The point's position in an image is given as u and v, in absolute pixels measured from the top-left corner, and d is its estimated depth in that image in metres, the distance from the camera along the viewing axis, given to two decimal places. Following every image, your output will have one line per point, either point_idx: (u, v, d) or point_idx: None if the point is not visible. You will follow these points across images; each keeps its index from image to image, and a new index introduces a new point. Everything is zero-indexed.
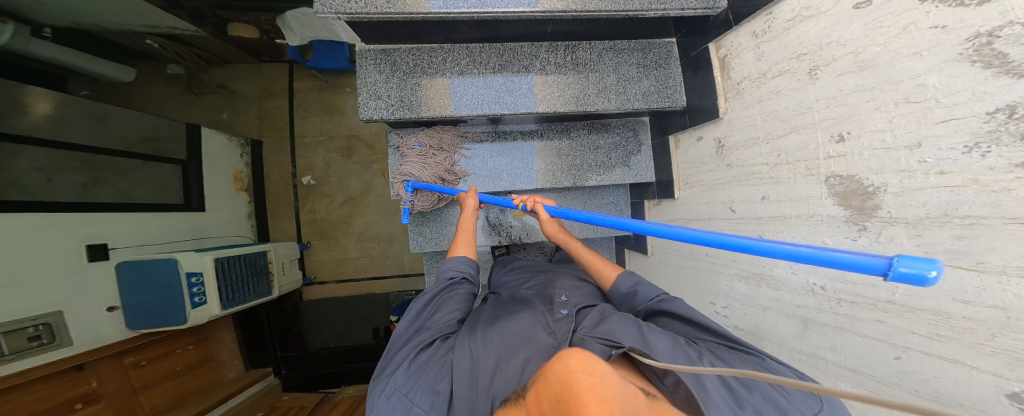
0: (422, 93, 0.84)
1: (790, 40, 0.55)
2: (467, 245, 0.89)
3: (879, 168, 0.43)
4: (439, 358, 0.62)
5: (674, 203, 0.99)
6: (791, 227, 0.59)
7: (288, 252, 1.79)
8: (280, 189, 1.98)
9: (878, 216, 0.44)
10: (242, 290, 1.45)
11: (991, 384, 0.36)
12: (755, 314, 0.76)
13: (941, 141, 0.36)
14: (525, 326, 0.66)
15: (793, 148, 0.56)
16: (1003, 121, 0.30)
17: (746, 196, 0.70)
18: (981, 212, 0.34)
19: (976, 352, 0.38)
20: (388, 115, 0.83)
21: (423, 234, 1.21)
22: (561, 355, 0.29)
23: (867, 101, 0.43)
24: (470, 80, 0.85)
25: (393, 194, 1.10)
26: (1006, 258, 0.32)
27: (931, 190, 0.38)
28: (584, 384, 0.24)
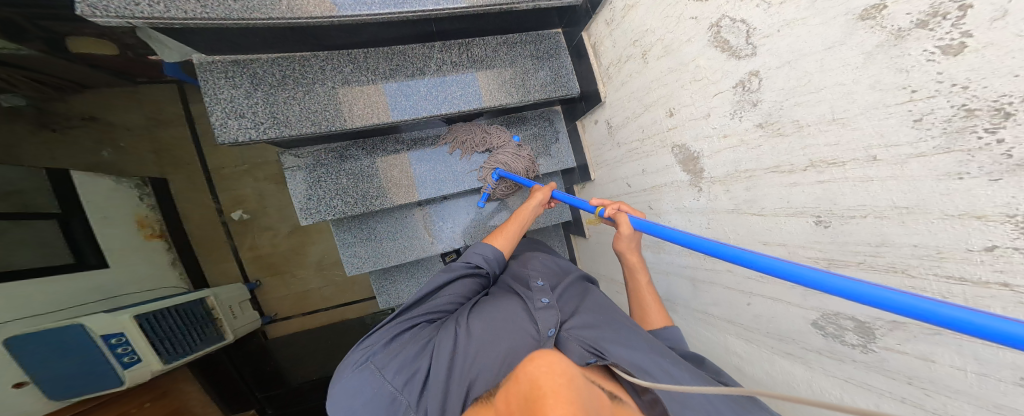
0: (299, 107, 0.79)
1: (627, 27, 0.63)
2: (507, 240, 0.85)
3: (696, 136, 0.51)
4: (421, 338, 0.63)
5: (594, 185, 1.07)
6: (664, 194, 0.66)
7: (234, 294, 1.61)
8: (207, 230, 1.75)
9: (704, 177, 0.53)
10: (183, 341, 1.29)
11: (803, 316, 0.45)
12: (663, 279, 0.84)
13: (719, 112, 0.45)
14: (511, 315, 0.64)
15: (649, 124, 0.64)
16: (741, 93, 0.41)
17: (634, 171, 0.77)
18: (752, 167, 0.43)
19: (790, 289, 0.47)
20: (257, 137, 0.77)
21: (357, 255, 1.15)
22: (531, 361, 0.38)
23: (676, 82, 0.52)
24: (357, 88, 0.82)
25: (302, 222, 1.00)
26: (776, 203, 0.41)
27: (723, 151, 0.46)
28: (550, 385, 0.34)
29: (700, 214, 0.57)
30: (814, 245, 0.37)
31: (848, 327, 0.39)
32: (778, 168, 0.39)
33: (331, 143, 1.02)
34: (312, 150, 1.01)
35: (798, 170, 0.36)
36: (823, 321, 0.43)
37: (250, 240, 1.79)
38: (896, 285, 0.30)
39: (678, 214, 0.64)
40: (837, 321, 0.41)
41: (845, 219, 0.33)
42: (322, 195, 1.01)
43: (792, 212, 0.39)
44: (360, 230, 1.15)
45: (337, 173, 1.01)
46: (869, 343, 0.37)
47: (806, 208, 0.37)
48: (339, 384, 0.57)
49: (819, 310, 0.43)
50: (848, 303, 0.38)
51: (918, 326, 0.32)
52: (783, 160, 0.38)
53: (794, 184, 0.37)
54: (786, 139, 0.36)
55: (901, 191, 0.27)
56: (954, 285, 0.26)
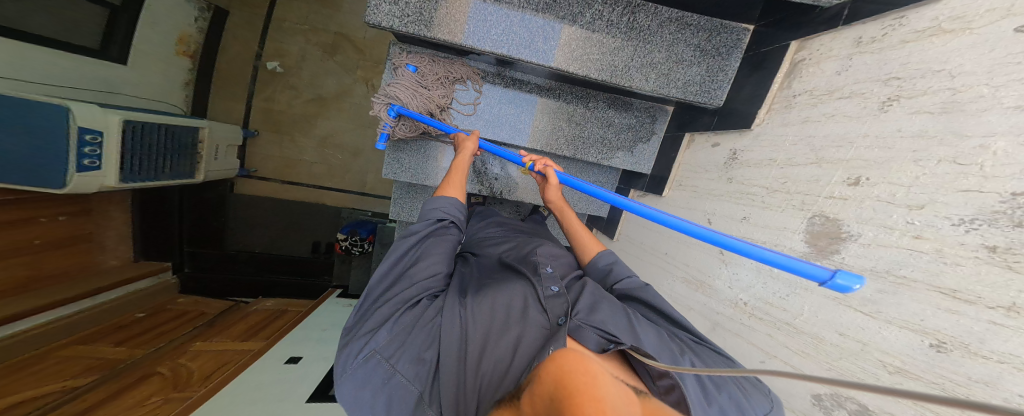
0: (447, 10, 0.76)
1: (898, 56, 0.50)
2: (460, 189, 0.82)
3: (864, 219, 0.48)
4: (426, 321, 0.61)
5: (659, 200, 1.03)
6: (752, 248, 0.66)
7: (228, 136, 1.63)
8: (235, 69, 1.73)
9: (831, 258, 0.52)
10: (155, 164, 1.29)
11: (811, 389, 0.53)
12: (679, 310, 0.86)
13: (944, 209, 0.39)
14: (516, 301, 0.64)
15: (802, 179, 0.59)
16: (1014, 205, 0.33)
17: (728, 212, 0.74)
18: (917, 276, 0.41)
19: (815, 365, 0.52)
20: (399, 26, 0.76)
21: (399, 161, 1.15)
22: (553, 363, 0.34)
23: (913, 152, 0.44)
24: (509, 10, 0.77)
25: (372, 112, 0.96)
26: (901, 313, 0.42)
27: (892, 248, 0.44)
28: (579, 386, 0.28)
29: (790, 282, 0.58)
30: (896, 354, 0.42)
31: (846, 408, 0.47)
32: (953, 293, 0.37)
33: (440, 51, 0.98)
34: (420, 50, 0.96)
35: (974, 303, 0.36)
36: (827, 399, 0.50)
37: (274, 91, 1.76)
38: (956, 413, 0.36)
39: (751, 266, 0.67)
40: (840, 400, 0.48)
41: (965, 354, 0.36)
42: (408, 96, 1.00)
43: (910, 326, 0.41)
44: (415, 140, 1.13)
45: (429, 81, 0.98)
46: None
47: (937, 331, 0.39)
48: (346, 377, 0.57)
49: (834, 392, 0.49)
50: (874, 398, 0.44)
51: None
52: (966, 288, 0.36)
53: (951, 311, 0.38)
54: (1012, 275, 0.33)
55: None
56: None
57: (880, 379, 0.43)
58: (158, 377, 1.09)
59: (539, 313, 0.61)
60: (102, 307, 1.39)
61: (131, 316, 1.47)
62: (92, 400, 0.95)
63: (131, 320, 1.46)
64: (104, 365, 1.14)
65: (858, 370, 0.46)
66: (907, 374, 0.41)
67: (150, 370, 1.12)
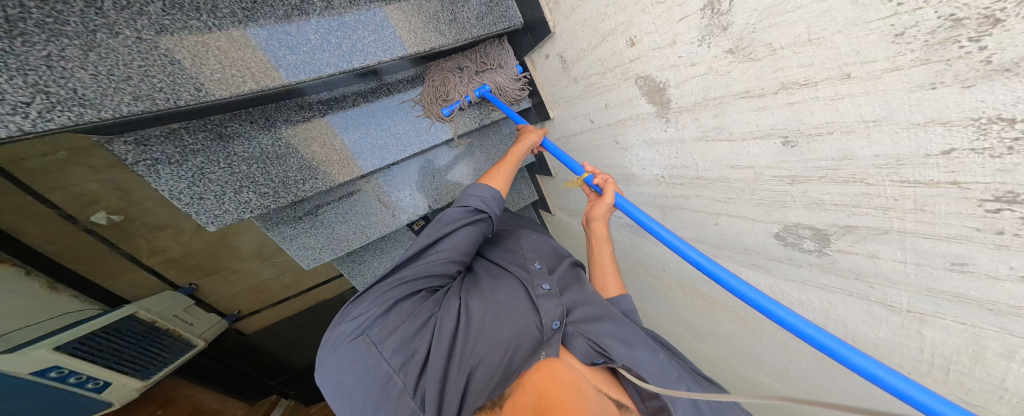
0: (90, 72, 0.56)
1: None
2: (504, 180, 0.82)
3: (661, 66, 0.49)
4: (420, 309, 0.62)
5: (554, 123, 1.02)
6: (629, 128, 0.64)
7: (167, 304, 1.34)
8: (70, 242, 1.18)
9: (672, 108, 0.50)
10: (129, 356, 1.22)
11: (765, 230, 0.46)
12: None
13: (686, 39, 0.42)
14: (514, 299, 0.66)
15: (608, 56, 0.59)
16: (710, 16, 0.37)
17: (596, 106, 0.72)
18: (720, 94, 0.41)
19: (751, 206, 0.47)
20: (38, 124, 0.55)
21: (307, 246, 1.06)
22: (536, 372, 0.47)
23: (636, 5, 0.48)
24: (187, 37, 0.61)
25: (209, 227, 0.85)
26: (740, 127, 0.41)
27: (691, 80, 0.44)
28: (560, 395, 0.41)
29: (669, 143, 0.56)
30: (782, 164, 0.38)
31: (805, 236, 0.40)
32: (749, 94, 0.37)
33: (204, 120, 0.77)
34: (161, 134, 0.73)
35: (763, 95, 0.36)
36: (785, 233, 0.43)
37: (149, 244, 1.32)
38: (855, 193, 0.32)
39: (644, 146, 0.63)
40: (796, 231, 0.41)
41: (812, 138, 0.33)
42: (220, 189, 0.83)
43: (757, 134, 0.40)
44: (300, 219, 1.03)
45: (227, 160, 0.81)
46: (824, 247, 0.38)
47: (772, 130, 0.37)
48: (333, 353, 0.56)
49: (781, 223, 0.43)
50: (807, 214, 0.39)
51: (867, 227, 0.33)
52: (753, 86, 0.36)
53: (762, 108, 0.37)
54: (759, 64, 0.34)
55: (871, 107, 0.27)
56: (908, 188, 0.28)
57: (796, 195, 0.38)
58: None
59: (536, 312, 0.65)
60: None
61: None
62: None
63: None
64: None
65: (773, 194, 0.41)
66: (803, 180, 0.37)
67: None
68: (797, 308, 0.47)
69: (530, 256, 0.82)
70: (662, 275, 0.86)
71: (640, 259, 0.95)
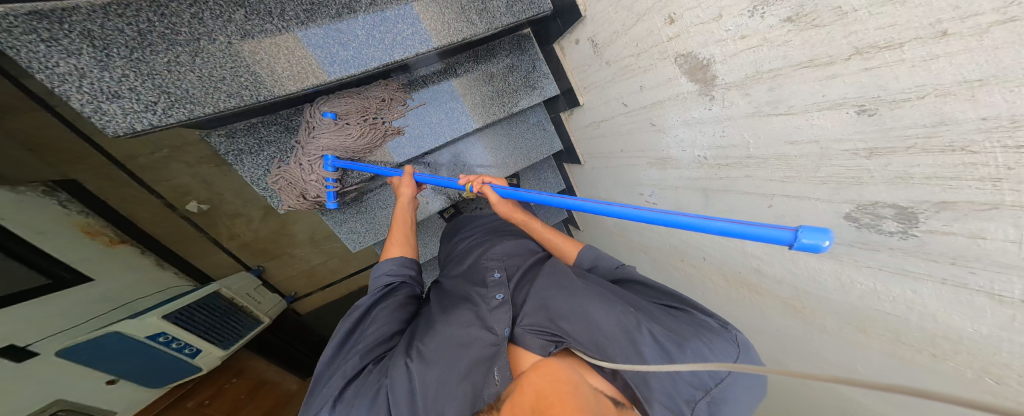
0: (197, 74, 0.66)
1: None
2: (404, 244, 0.94)
3: (704, 42, 0.46)
4: (369, 384, 0.66)
5: (584, 110, 0.99)
6: (667, 110, 0.60)
7: (245, 284, 1.56)
8: (170, 226, 1.44)
9: (717, 85, 0.47)
10: (226, 328, 1.42)
11: (834, 211, 0.41)
12: (671, 195, 0.76)
13: (734, 11, 0.40)
14: (460, 325, 0.71)
15: (643, 36, 0.57)
16: None
17: (628, 89, 0.69)
18: (778, 66, 0.38)
19: (817, 185, 0.41)
20: (163, 120, 0.67)
21: (354, 230, 1.14)
22: (534, 374, 0.50)
23: None
24: (264, 40, 0.68)
25: (278, 210, 0.95)
26: (800, 99, 0.38)
27: (741, 54, 0.41)
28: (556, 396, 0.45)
29: (713, 123, 0.52)
30: (854, 135, 0.34)
31: (886, 216, 0.35)
32: (812, 63, 0.34)
33: (279, 114, 0.88)
34: (245, 127, 0.83)
35: (830, 63, 0.32)
36: (856, 213, 0.38)
37: (228, 229, 1.54)
38: (955, 162, 0.27)
39: (683, 126, 0.59)
40: (873, 210, 0.36)
41: (895, 105, 0.29)
42: (288, 175, 0.91)
43: (823, 106, 0.36)
44: (349, 204, 1.11)
45: (292, 149, 0.89)
46: (909, 228, 0.33)
47: (842, 99, 0.33)
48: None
49: (852, 202, 0.38)
50: (886, 190, 0.33)
51: (968, 202, 0.27)
52: (816, 54, 0.33)
53: (829, 77, 0.33)
54: (822, 31, 0.32)
55: (972, 64, 0.22)
56: (1022, 154, 0.22)
57: (869, 172, 0.34)
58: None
59: (483, 331, 0.70)
60: None
61: None
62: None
63: None
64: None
65: (844, 170, 0.37)
66: (883, 152, 0.32)
67: None
68: (869, 299, 0.43)
69: (491, 267, 0.89)
70: (702, 265, 0.82)
71: (675, 247, 0.91)
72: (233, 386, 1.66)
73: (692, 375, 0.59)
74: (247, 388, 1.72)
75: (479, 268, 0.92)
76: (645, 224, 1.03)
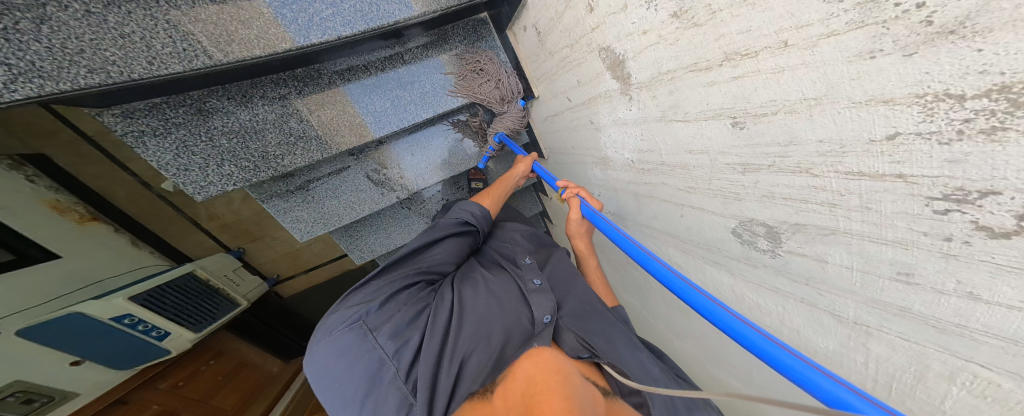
0: (45, 45, 0.59)
1: None
2: (493, 201, 1.12)
3: (620, 35, 0.46)
4: (417, 302, 0.80)
5: (538, 103, 0.98)
6: (600, 108, 0.60)
7: (224, 264, 1.57)
8: (145, 205, 1.40)
9: (633, 83, 0.48)
10: (200, 310, 1.44)
11: (724, 225, 0.45)
12: (614, 196, 0.78)
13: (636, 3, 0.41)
14: (506, 295, 0.87)
15: (574, 25, 0.56)
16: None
17: (570, 82, 0.66)
18: (671, 67, 0.40)
19: (710, 199, 0.46)
20: (6, 94, 0.59)
21: (301, 219, 1.10)
22: (525, 364, 0.67)
23: None
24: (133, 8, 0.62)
25: (195, 197, 0.89)
26: (693, 105, 0.40)
27: (645, 51, 0.43)
28: (550, 383, 0.59)
29: (633, 123, 0.53)
30: (732, 150, 0.37)
31: (759, 233, 0.40)
32: (695, 66, 0.37)
33: (184, 92, 0.77)
34: (146, 108, 0.74)
35: (711, 67, 0.35)
36: (743, 231, 0.42)
37: (206, 209, 1.52)
38: (802, 186, 0.31)
39: (614, 126, 0.59)
40: (751, 229, 0.41)
41: (760, 118, 0.32)
42: (203, 162, 0.86)
43: (709, 114, 0.38)
44: (292, 192, 1.06)
45: (206, 134, 0.83)
46: (776, 246, 0.38)
47: (722, 109, 0.36)
48: (333, 337, 0.71)
49: (739, 217, 0.42)
50: (758, 208, 0.38)
51: (816, 227, 0.32)
52: (706, 54, 0.35)
53: (715, 82, 0.35)
54: (702, 29, 0.34)
55: (812, 80, 0.26)
56: (852, 179, 0.26)
57: (745, 187, 0.38)
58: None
59: (523, 307, 0.85)
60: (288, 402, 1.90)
61: None
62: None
63: None
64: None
65: (728, 184, 0.40)
66: (754, 168, 0.36)
67: None
68: (755, 313, 0.46)
69: (519, 253, 1.07)
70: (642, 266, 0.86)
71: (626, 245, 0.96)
72: (212, 368, 1.67)
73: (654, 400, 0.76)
74: (225, 370, 1.75)
75: (522, 254, 1.08)
76: None
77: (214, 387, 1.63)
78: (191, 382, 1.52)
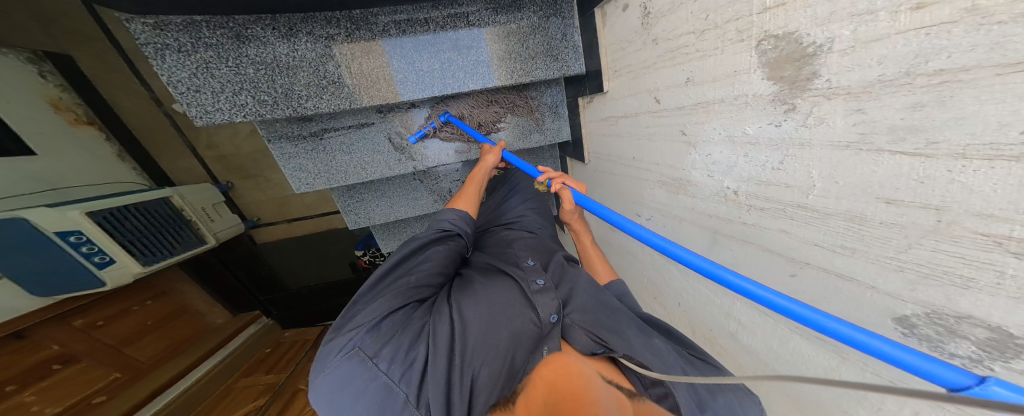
0: None
1: None
2: (469, 202, 0.98)
3: (830, 15, 0.29)
4: (414, 320, 0.68)
5: (604, 99, 0.86)
6: (713, 116, 0.47)
7: (204, 197, 1.71)
8: (153, 122, 1.69)
9: (815, 88, 0.32)
10: (156, 242, 1.41)
11: (883, 307, 0.31)
12: (673, 225, 0.64)
13: None
14: (510, 298, 0.74)
15: (722, 4, 0.42)
16: None
17: (672, 79, 0.56)
18: (966, 61, 0.21)
19: (892, 273, 0.29)
20: None
21: (303, 167, 1.03)
22: (546, 367, 0.45)
23: None
24: None
25: (196, 122, 0.84)
26: (965, 137, 0.21)
27: (899, 36, 0.24)
28: (567, 385, 0.40)
29: (776, 145, 0.38)
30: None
31: (967, 337, 0.25)
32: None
33: (233, 15, 0.75)
34: (182, 24, 0.74)
35: (942, 74, 0.22)
36: (920, 320, 0.28)
37: (206, 138, 1.79)
38: None
39: (726, 142, 0.47)
40: (949, 324, 0.26)
41: None
42: (219, 87, 0.82)
43: (998, 152, 0.20)
44: (303, 138, 1.01)
45: (235, 60, 0.79)
46: (991, 359, 0.24)
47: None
48: (329, 370, 0.60)
49: (926, 306, 0.27)
50: (989, 304, 0.22)
51: None
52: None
53: (1000, 99, 0.19)
54: None
55: None
56: None
57: (997, 281, 0.22)
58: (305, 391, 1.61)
59: (530, 310, 0.72)
60: (230, 356, 1.79)
61: (252, 362, 1.87)
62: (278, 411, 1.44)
63: (254, 363, 1.88)
64: (270, 389, 1.62)
65: (954, 262, 0.24)
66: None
67: (293, 387, 1.63)
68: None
69: (522, 256, 0.94)
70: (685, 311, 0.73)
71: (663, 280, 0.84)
72: (145, 311, 1.55)
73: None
74: (161, 315, 1.63)
75: (516, 250, 0.96)
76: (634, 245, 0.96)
77: (139, 333, 1.49)
78: (117, 323, 1.42)
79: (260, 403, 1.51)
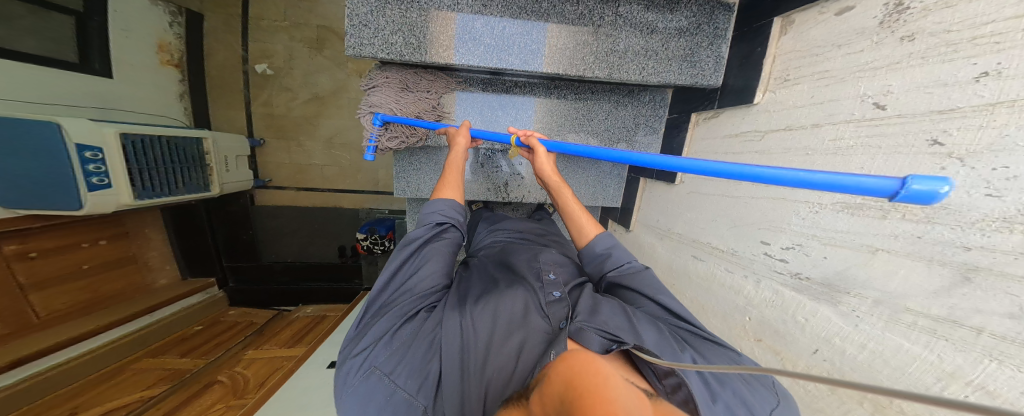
0: None
1: None
2: (456, 189, 0.91)
3: None
4: (423, 332, 0.70)
5: (748, 112, 0.77)
6: (1000, 116, 0.36)
7: (230, 146, 1.75)
8: (225, 72, 1.88)
9: None
10: (169, 181, 1.43)
11: None
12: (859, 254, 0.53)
13: None
14: (516, 307, 0.74)
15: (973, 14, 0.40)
16: None
17: (913, 83, 0.46)
18: None
19: None
20: None
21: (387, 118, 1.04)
22: (564, 363, 0.39)
23: None
24: None
25: (347, 52, 0.78)
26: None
27: None
28: (590, 383, 0.33)
29: None
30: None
31: None
32: None
33: None
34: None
35: None
36: None
37: (267, 97, 1.91)
38: None
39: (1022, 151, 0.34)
40: None
41: None
42: (384, 26, 0.79)
43: None
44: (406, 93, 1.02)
45: (406, 4, 0.78)
46: None
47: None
48: (351, 392, 0.65)
49: None
50: None
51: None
52: None
53: None
54: None
55: None
56: None
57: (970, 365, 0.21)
58: (219, 386, 1.31)
59: (539, 318, 0.71)
60: (167, 321, 1.65)
61: (193, 329, 1.74)
62: (165, 408, 1.15)
63: (192, 331, 1.73)
64: (173, 376, 1.36)
65: None
66: None
67: (211, 377, 1.34)
68: None
69: (545, 267, 0.88)
70: (805, 362, 0.61)
71: (762, 321, 0.72)
72: (89, 251, 1.47)
73: (728, 411, 0.51)
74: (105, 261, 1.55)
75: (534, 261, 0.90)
76: (735, 286, 0.81)
77: (63, 278, 1.38)
78: (51, 260, 1.34)
79: (153, 392, 1.27)
